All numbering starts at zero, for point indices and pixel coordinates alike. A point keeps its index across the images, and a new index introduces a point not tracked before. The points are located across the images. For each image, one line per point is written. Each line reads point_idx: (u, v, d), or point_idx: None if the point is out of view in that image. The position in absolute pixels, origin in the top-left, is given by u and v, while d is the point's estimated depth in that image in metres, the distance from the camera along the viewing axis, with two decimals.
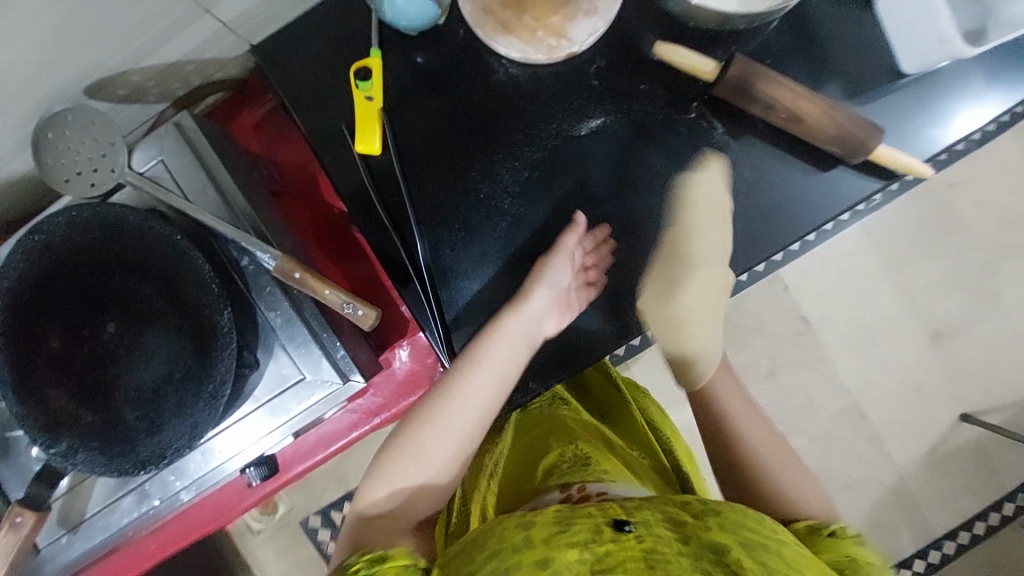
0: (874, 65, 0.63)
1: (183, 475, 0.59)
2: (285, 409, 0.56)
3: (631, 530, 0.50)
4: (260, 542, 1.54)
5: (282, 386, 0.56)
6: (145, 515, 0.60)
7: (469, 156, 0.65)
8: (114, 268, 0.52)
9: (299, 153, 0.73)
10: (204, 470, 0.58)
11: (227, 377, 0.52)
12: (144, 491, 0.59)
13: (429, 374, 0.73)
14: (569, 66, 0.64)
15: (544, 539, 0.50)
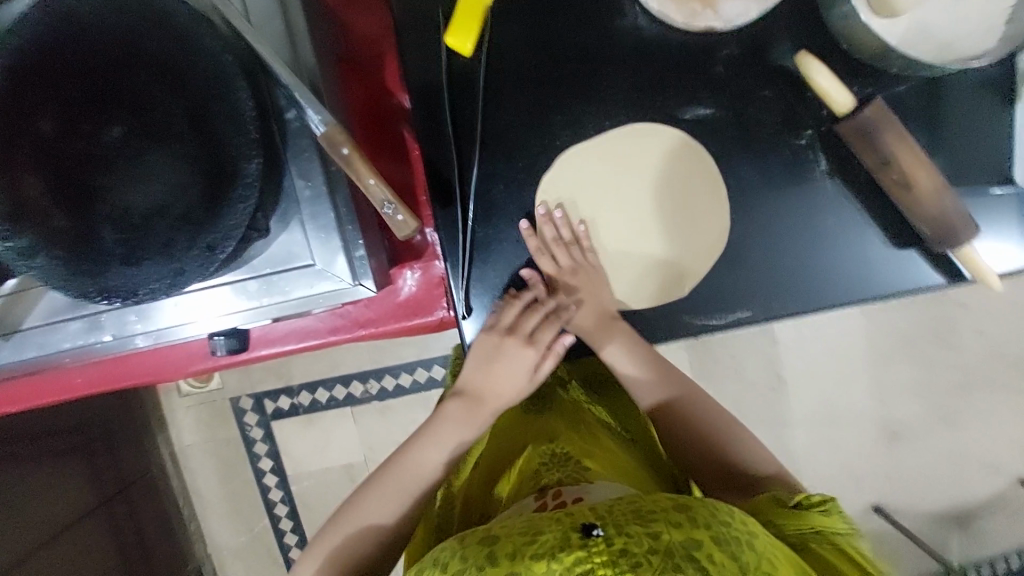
0: (989, 162, 0.60)
1: (148, 320, 0.54)
2: (281, 289, 0.51)
3: (600, 534, 0.43)
4: (183, 407, 1.49)
5: (285, 264, 0.51)
6: (91, 347, 0.55)
7: (561, 97, 0.59)
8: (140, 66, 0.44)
9: (376, 23, 0.63)
10: (173, 323, 0.54)
11: (233, 234, 0.46)
12: (98, 322, 0.53)
13: (431, 306, 0.69)
14: (700, 42, 0.57)
15: (508, 554, 0.44)
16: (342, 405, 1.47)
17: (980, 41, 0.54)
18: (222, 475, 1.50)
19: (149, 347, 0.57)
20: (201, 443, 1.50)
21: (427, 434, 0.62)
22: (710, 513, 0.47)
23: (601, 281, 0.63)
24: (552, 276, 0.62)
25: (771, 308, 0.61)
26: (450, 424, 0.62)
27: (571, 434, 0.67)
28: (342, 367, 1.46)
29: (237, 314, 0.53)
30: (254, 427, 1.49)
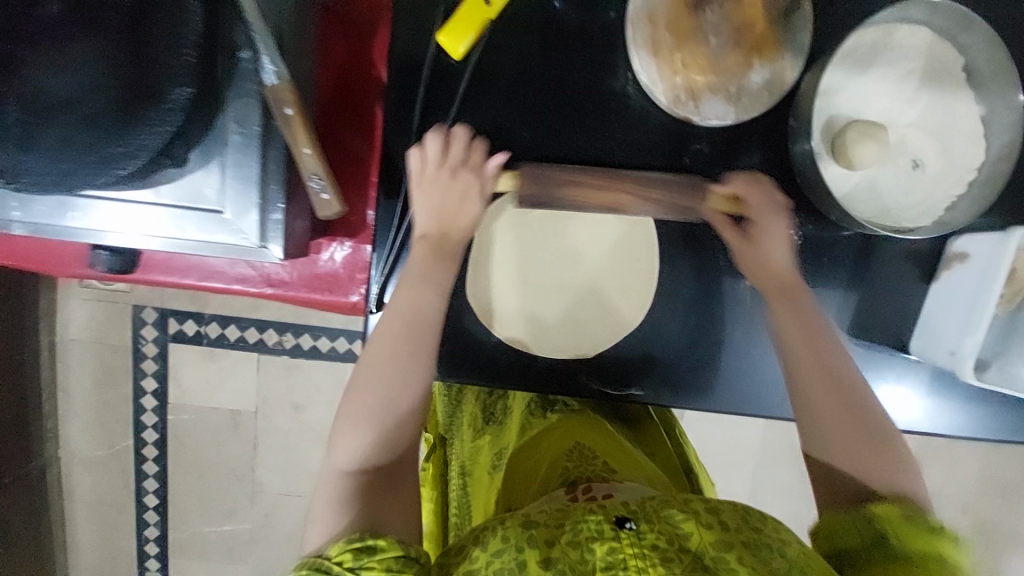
0: (890, 326, 0.65)
1: (26, 210, 0.49)
2: (184, 227, 0.49)
3: (633, 527, 0.44)
4: (78, 298, 1.38)
5: (194, 203, 0.48)
6: None
7: (533, 131, 0.59)
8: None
9: None
10: (54, 223, 0.50)
11: (142, 154, 0.43)
12: None
13: (346, 287, 0.67)
14: (677, 127, 0.59)
15: (546, 539, 0.44)
16: (250, 348, 1.41)
17: (914, 217, 0.58)
18: (98, 382, 1.40)
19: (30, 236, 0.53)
20: (87, 342, 1.39)
21: (407, 299, 0.55)
22: (739, 518, 0.47)
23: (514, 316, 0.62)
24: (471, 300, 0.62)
25: (664, 397, 0.62)
26: (416, 297, 0.55)
27: (604, 440, 0.68)
28: (262, 310, 1.40)
29: (129, 235, 0.50)
30: (149, 343, 1.40)
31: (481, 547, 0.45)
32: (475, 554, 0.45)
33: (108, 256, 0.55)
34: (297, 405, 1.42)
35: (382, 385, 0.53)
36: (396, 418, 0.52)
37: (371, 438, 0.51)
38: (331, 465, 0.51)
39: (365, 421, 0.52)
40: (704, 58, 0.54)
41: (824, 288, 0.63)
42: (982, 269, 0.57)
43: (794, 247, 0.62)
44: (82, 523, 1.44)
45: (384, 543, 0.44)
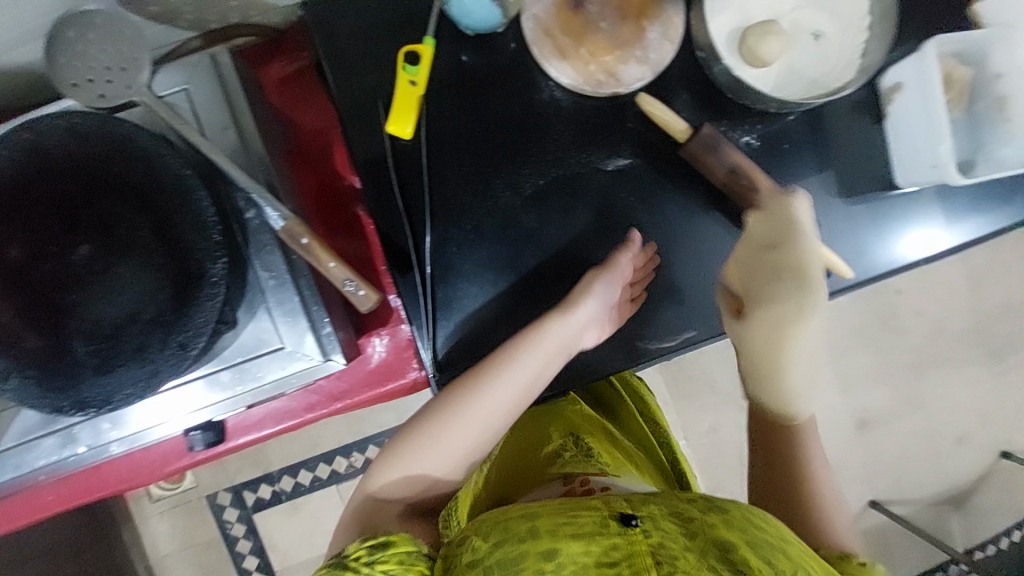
0: (874, 172, 0.70)
1: (122, 426, 0.55)
2: (255, 375, 0.54)
3: (639, 523, 0.51)
4: (156, 513, 1.40)
5: (255, 351, 0.53)
6: (65, 461, 0.55)
7: (497, 163, 0.66)
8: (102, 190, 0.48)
9: (322, 120, 0.71)
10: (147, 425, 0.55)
11: (204, 330, 0.49)
12: (72, 435, 0.54)
13: (402, 368, 0.71)
14: (611, 103, 0.65)
15: (548, 532, 0.52)
16: (328, 483, 1.43)
17: (839, 75, 0.65)
18: None
19: (123, 453, 0.58)
20: (178, 550, 1.41)
21: (468, 391, 0.62)
22: (744, 517, 0.53)
23: None
24: (514, 325, 0.67)
25: (712, 327, 0.68)
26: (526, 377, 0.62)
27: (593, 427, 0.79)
28: (324, 442, 1.43)
29: (213, 406, 0.54)
30: (234, 524, 1.42)
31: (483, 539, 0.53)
32: (477, 546, 0.53)
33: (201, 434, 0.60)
34: None
35: (446, 424, 0.61)
36: (438, 461, 0.62)
37: (428, 455, 0.62)
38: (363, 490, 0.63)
39: (445, 446, 0.62)
40: (604, 42, 0.64)
41: (798, 170, 0.69)
42: (919, 88, 0.63)
43: (757, 147, 0.67)
44: None
45: (397, 537, 0.54)
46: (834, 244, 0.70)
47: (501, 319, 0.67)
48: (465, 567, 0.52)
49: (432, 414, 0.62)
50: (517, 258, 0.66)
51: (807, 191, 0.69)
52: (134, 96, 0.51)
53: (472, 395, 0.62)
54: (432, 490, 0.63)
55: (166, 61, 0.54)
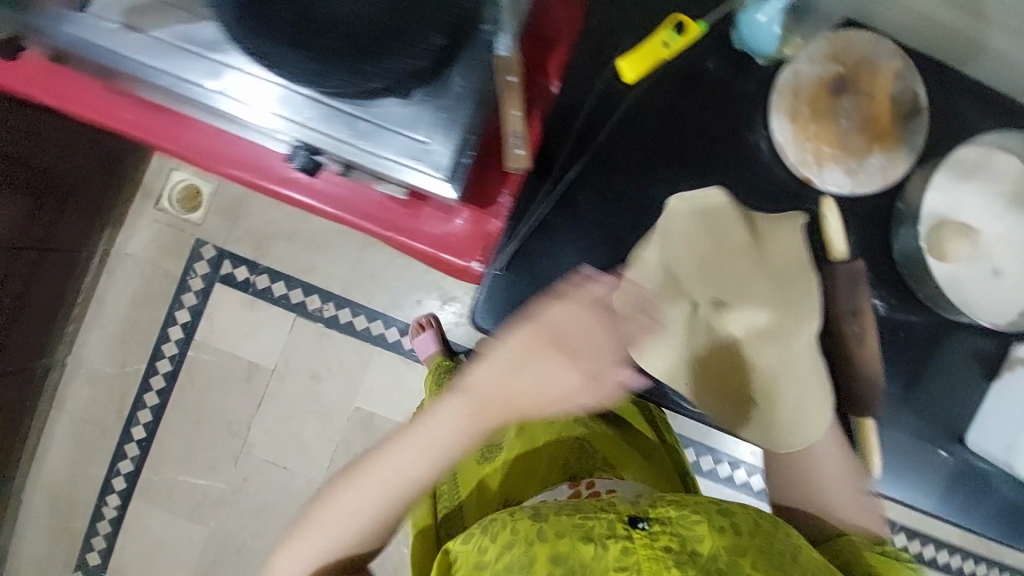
0: (942, 415, 0.69)
1: (256, 99, 0.56)
2: (388, 146, 0.56)
3: (645, 528, 0.49)
4: (149, 218, 1.44)
5: (404, 130, 0.56)
6: (192, 88, 0.56)
7: (673, 157, 0.67)
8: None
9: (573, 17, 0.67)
10: (277, 114, 0.56)
11: (389, 78, 0.51)
12: (215, 75, 0.56)
13: (462, 253, 0.72)
14: (797, 186, 0.67)
15: (555, 534, 0.50)
16: (290, 308, 1.47)
17: (993, 313, 0.65)
18: (135, 301, 1.44)
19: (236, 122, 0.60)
20: (141, 261, 1.44)
21: (440, 435, 0.54)
22: (751, 524, 0.53)
23: None
24: None
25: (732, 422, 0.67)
26: (417, 458, 0.55)
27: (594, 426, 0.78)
28: (316, 275, 1.47)
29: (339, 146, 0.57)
30: (197, 277, 1.45)
31: (491, 539, 0.53)
32: (486, 543, 0.53)
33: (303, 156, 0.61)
34: (315, 374, 1.47)
35: (379, 468, 0.57)
36: (364, 529, 0.58)
37: (367, 519, 0.58)
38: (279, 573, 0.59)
39: (379, 493, 0.57)
40: (833, 135, 0.64)
41: (892, 361, 0.69)
42: None
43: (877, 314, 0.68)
44: (62, 435, 1.44)
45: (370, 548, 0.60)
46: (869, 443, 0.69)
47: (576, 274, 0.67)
48: (473, 564, 0.54)
49: (329, 507, 0.58)
50: (625, 238, 0.67)
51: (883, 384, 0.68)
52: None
53: (440, 437, 0.54)
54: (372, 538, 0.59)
55: None
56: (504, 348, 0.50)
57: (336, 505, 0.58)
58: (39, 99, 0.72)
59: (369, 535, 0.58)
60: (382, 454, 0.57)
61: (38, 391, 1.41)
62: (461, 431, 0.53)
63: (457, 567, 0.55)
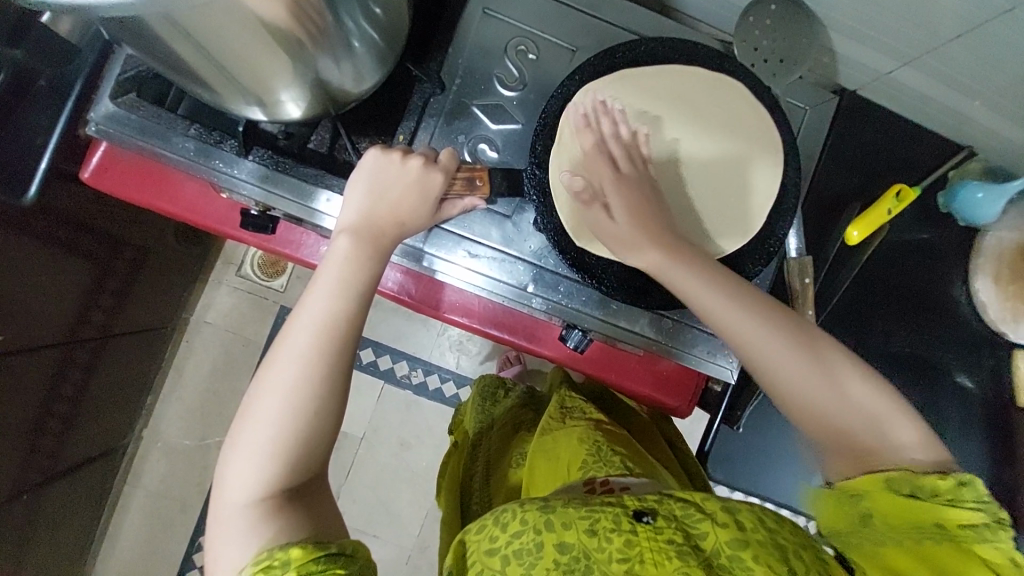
0: None
1: (553, 295, 0.55)
2: (682, 341, 0.56)
3: (650, 522, 0.44)
4: (227, 286, 1.19)
5: (701, 326, 0.56)
6: (486, 285, 0.56)
7: (879, 317, 0.72)
8: (732, 142, 0.53)
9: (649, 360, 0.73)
10: (574, 307, 0.56)
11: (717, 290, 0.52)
12: (513, 275, 0.55)
13: (678, 392, 0.73)
14: (988, 336, 0.72)
15: (563, 523, 0.44)
16: (377, 375, 1.35)
17: None
18: (211, 389, 1.19)
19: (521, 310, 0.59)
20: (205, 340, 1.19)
21: (291, 329, 0.46)
22: (765, 521, 0.44)
23: None
24: None
25: None
26: (353, 266, 0.47)
27: (613, 436, 0.68)
28: (406, 343, 1.37)
29: (628, 337, 0.57)
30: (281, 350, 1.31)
31: (501, 527, 0.45)
32: (496, 532, 0.46)
33: (577, 336, 0.61)
34: (405, 445, 1.36)
35: (322, 312, 0.46)
36: (265, 427, 0.44)
37: (279, 461, 0.44)
38: (227, 496, 0.43)
39: (272, 438, 0.43)
40: None
41: None
42: None
43: None
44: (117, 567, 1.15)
45: (353, 550, 0.41)
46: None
47: None
48: (483, 554, 0.46)
49: (268, 375, 0.45)
50: None
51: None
52: (775, 85, 0.58)
53: (292, 373, 0.45)
54: (326, 414, 0.45)
55: (794, 80, 0.59)
56: (389, 166, 0.49)
57: (235, 459, 0.44)
58: (227, 231, 0.69)
59: (334, 374, 0.46)
60: (278, 364, 0.45)
61: (91, 512, 1.11)
62: (316, 339, 0.45)
63: (470, 555, 0.47)
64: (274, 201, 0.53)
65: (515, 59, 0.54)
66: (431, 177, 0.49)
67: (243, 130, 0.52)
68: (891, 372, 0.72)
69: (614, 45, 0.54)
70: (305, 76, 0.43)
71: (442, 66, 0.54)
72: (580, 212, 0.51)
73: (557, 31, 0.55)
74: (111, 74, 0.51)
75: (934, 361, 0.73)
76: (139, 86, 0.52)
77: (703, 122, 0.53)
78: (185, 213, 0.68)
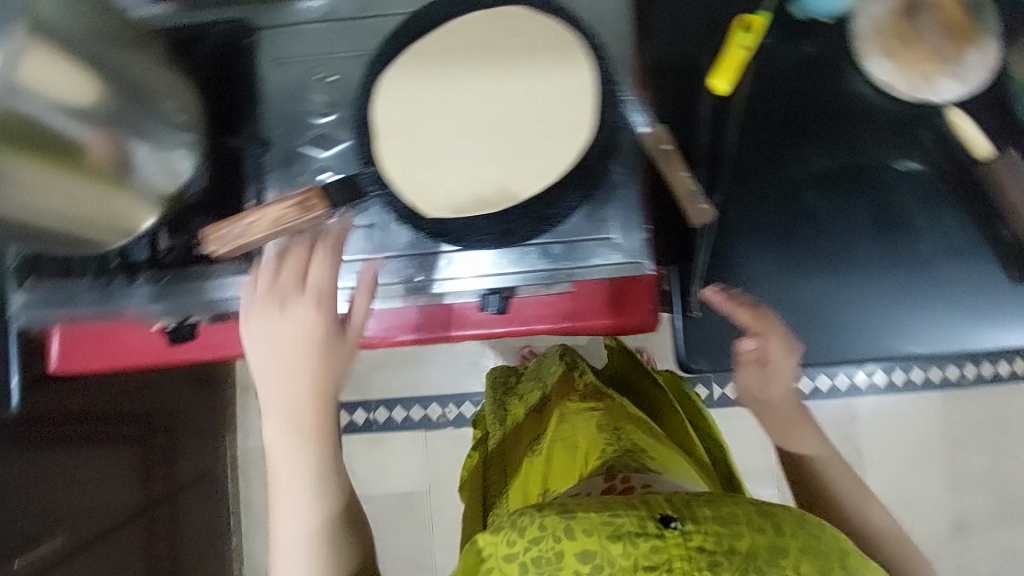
0: None
1: (446, 272, 0.57)
2: (580, 256, 0.56)
3: (680, 527, 0.41)
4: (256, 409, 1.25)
5: (589, 233, 0.56)
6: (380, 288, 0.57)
7: (795, 142, 0.68)
8: (542, 68, 0.53)
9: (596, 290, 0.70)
10: (468, 272, 0.57)
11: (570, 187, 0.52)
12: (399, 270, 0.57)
13: (638, 308, 0.69)
14: (914, 110, 0.67)
15: (586, 531, 0.42)
16: (417, 426, 1.39)
17: None
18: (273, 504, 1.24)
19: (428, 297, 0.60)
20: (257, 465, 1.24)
21: (272, 451, 0.55)
22: (795, 524, 0.43)
23: (811, 298, 0.69)
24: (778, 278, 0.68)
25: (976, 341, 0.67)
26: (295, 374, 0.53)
27: (637, 428, 0.71)
28: (425, 384, 1.40)
29: (530, 276, 0.56)
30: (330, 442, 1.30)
31: (519, 532, 0.44)
32: (513, 537, 0.44)
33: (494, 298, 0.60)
34: None
35: (289, 433, 0.54)
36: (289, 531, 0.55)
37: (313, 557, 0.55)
38: None
39: (298, 543, 0.55)
40: (933, 52, 0.64)
41: None
42: None
43: None
44: None
45: None
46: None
47: (760, 270, 0.68)
48: (501, 560, 0.44)
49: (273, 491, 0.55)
50: (799, 211, 0.68)
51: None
52: None
53: (293, 489, 0.55)
54: (334, 509, 0.56)
55: None
56: (278, 277, 0.52)
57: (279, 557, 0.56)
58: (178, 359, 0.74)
59: (328, 477, 0.55)
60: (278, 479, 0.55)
61: None
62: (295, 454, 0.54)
63: (485, 558, 0.45)
64: (177, 307, 0.58)
65: (318, 87, 0.58)
66: (320, 247, 0.52)
67: (124, 262, 0.56)
68: (828, 191, 0.68)
69: (392, 31, 0.57)
70: (137, 192, 0.49)
71: (261, 126, 0.58)
72: (423, 198, 0.53)
73: (342, 46, 0.58)
74: (8, 268, 0.58)
75: (870, 160, 0.68)
76: (34, 268, 0.58)
77: (505, 48, 0.54)
78: (134, 363, 0.72)
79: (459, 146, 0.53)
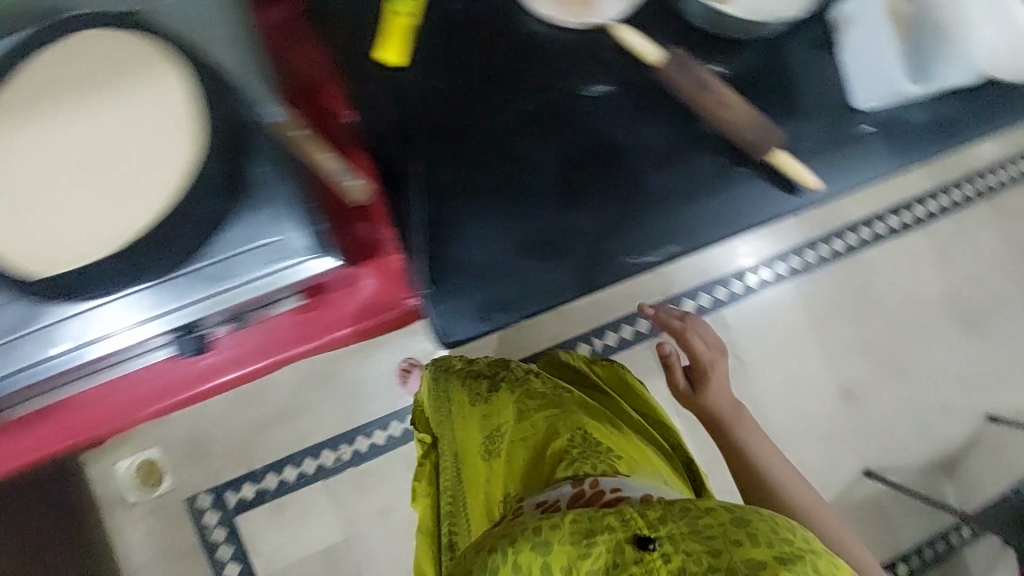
0: (837, 96, 0.71)
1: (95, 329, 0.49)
2: (241, 271, 0.51)
3: (657, 548, 0.41)
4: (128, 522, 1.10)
5: (246, 244, 0.51)
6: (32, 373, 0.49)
7: (484, 97, 0.68)
8: (141, 96, 0.51)
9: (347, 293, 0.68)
10: (123, 324, 0.50)
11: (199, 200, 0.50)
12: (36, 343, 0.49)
13: (392, 301, 0.71)
14: (590, 34, 0.69)
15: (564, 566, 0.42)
16: None
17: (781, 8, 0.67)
18: None
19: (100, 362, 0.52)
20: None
21: None
22: (769, 530, 0.40)
23: (549, 237, 0.68)
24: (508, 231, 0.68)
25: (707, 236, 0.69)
26: None
27: (591, 419, 0.65)
28: None
29: (196, 306, 0.51)
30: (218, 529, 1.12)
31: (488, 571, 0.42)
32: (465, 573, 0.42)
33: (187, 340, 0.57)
34: None
35: None
36: None
37: None
38: None
39: None
40: None
41: (771, 102, 0.70)
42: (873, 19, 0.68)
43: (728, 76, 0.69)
44: None
45: None
46: (814, 156, 0.70)
47: (485, 226, 0.68)
48: None
49: None
50: (506, 163, 0.68)
51: (787, 107, 0.70)
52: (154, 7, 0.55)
53: None
54: None
55: None
56: None
57: None
58: None
59: None
60: None
61: None
62: None
63: None
64: None
65: None
66: None
67: None
68: (531, 134, 0.68)
69: None
70: None
71: None
72: (33, 258, 0.48)
73: None
74: None
75: (562, 92, 0.69)
76: None
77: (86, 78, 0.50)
78: None
79: (66, 199, 0.49)
